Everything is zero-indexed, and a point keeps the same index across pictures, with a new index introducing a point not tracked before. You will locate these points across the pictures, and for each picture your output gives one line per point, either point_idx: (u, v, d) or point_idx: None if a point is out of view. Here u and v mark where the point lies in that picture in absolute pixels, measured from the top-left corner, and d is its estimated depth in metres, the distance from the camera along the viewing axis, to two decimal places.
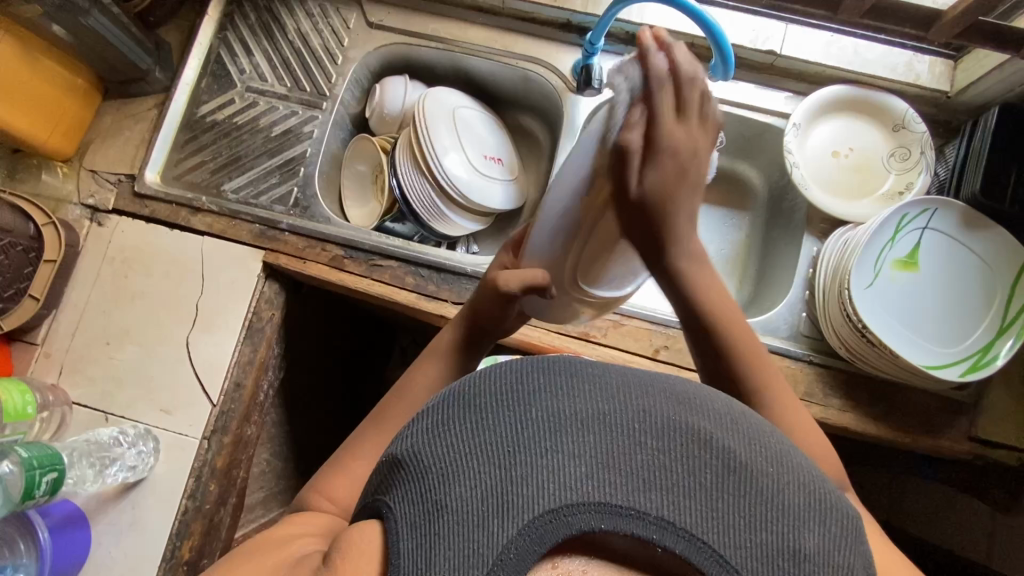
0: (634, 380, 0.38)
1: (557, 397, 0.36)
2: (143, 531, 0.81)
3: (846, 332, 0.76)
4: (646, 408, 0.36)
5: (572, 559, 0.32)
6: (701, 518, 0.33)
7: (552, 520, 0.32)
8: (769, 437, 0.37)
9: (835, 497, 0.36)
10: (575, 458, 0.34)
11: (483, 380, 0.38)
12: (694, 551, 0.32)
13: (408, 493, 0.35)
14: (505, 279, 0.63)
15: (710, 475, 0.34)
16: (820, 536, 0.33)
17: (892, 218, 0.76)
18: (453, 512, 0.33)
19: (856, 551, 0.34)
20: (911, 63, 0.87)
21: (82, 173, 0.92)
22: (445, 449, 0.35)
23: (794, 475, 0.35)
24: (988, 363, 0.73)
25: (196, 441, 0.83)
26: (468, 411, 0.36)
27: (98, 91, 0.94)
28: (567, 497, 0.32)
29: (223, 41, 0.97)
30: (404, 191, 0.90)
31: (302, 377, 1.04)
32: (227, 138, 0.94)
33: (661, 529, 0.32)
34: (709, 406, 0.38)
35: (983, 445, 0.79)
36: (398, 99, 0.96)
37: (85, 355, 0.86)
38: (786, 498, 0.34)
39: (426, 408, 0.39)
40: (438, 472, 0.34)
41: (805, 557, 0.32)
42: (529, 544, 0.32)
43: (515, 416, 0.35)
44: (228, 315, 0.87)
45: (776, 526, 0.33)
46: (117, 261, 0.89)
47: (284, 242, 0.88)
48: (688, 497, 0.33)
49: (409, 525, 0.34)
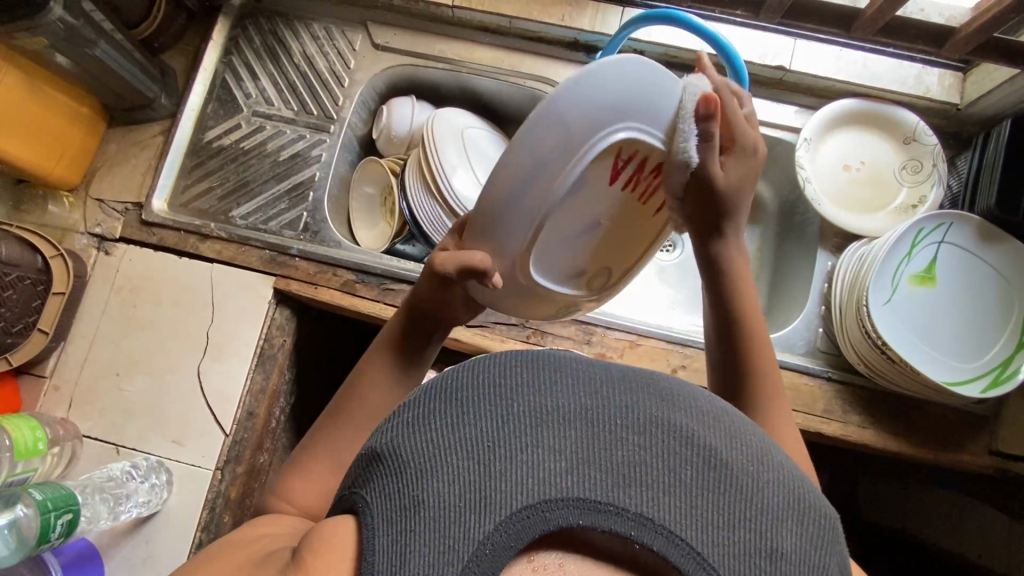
0: (619, 378, 0.38)
1: (540, 392, 0.36)
2: (157, 566, 0.80)
3: (865, 348, 0.76)
4: (629, 404, 0.36)
5: (548, 554, 0.31)
6: (681, 515, 0.32)
7: (529, 515, 0.31)
8: (749, 435, 0.37)
9: (815, 499, 0.36)
10: (556, 453, 0.33)
11: (467, 373, 0.38)
12: (672, 548, 0.31)
13: (385, 487, 0.34)
14: (440, 261, 0.56)
15: (692, 470, 0.33)
16: (796, 536, 0.33)
17: (909, 233, 0.76)
18: (428, 507, 0.32)
19: (833, 552, 0.34)
20: (921, 76, 0.86)
21: (88, 203, 0.91)
22: (424, 443, 0.35)
23: (773, 472, 0.35)
24: (1008, 378, 0.73)
25: (210, 472, 0.82)
26: (450, 404, 0.36)
27: (103, 119, 0.93)
28: (546, 491, 0.32)
29: (228, 65, 0.97)
30: (414, 214, 0.90)
31: (314, 400, 1.03)
32: (234, 163, 0.93)
33: (639, 526, 0.31)
34: (693, 404, 0.37)
35: (1005, 459, 0.79)
36: (406, 120, 0.95)
37: (94, 388, 0.85)
38: (767, 498, 0.33)
39: (408, 401, 0.39)
40: (415, 467, 0.33)
41: (782, 557, 0.32)
42: (505, 541, 0.30)
43: (499, 412, 0.35)
44: (240, 343, 0.85)
45: (757, 525, 0.32)
46: (125, 290, 0.88)
47: (294, 267, 0.87)
48: (667, 493, 0.32)
49: (384, 520, 0.32)
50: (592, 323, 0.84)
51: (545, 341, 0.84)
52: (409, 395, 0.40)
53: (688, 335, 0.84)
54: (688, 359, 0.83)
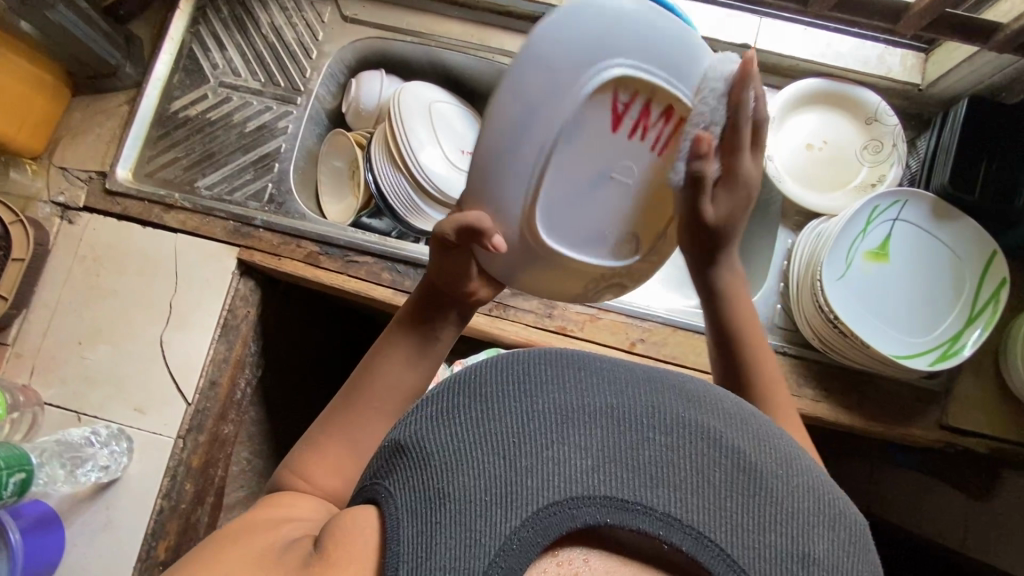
0: (646, 379, 0.39)
1: (566, 391, 0.37)
2: (117, 532, 0.80)
3: (819, 322, 0.77)
4: (652, 404, 0.37)
5: (574, 550, 0.32)
6: (710, 516, 0.33)
7: (555, 511, 0.32)
8: (777, 442, 0.38)
9: (846, 506, 0.37)
10: (582, 450, 0.34)
11: (492, 371, 0.39)
12: (702, 549, 0.32)
13: (409, 479, 0.35)
14: (442, 229, 0.54)
15: (720, 472, 0.34)
16: (830, 543, 0.34)
17: (864, 210, 0.77)
18: (453, 499, 0.33)
19: (865, 560, 0.35)
20: (884, 56, 0.87)
21: (52, 171, 0.91)
22: (448, 438, 0.36)
23: (802, 479, 0.36)
24: (956, 352, 0.75)
25: (171, 440, 0.82)
26: (474, 400, 0.38)
27: (68, 86, 0.92)
28: (572, 488, 0.33)
29: (196, 36, 0.96)
30: (380, 187, 0.90)
31: (281, 374, 1.04)
32: (200, 134, 0.93)
33: (668, 526, 0.32)
34: (720, 407, 0.39)
35: (953, 433, 0.80)
36: (373, 94, 0.95)
37: (56, 355, 0.85)
38: (795, 502, 0.34)
39: (431, 396, 0.40)
40: (441, 460, 0.35)
41: (815, 562, 0.33)
42: (532, 536, 0.31)
43: (524, 408, 0.36)
44: (203, 312, 0.86)
45: (786, 529, 0.33)
46: (89, 260, 0.87)
47: (258, 238, 0.87)
48: (695, 494, 0.33)
49: (408, 511, 0.34)
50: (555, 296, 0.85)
51: (507, 314, 0.84)
52: (431, 390, 0.41)
53: (648, 310, 0.84)
54: (647, 333, 0.84)
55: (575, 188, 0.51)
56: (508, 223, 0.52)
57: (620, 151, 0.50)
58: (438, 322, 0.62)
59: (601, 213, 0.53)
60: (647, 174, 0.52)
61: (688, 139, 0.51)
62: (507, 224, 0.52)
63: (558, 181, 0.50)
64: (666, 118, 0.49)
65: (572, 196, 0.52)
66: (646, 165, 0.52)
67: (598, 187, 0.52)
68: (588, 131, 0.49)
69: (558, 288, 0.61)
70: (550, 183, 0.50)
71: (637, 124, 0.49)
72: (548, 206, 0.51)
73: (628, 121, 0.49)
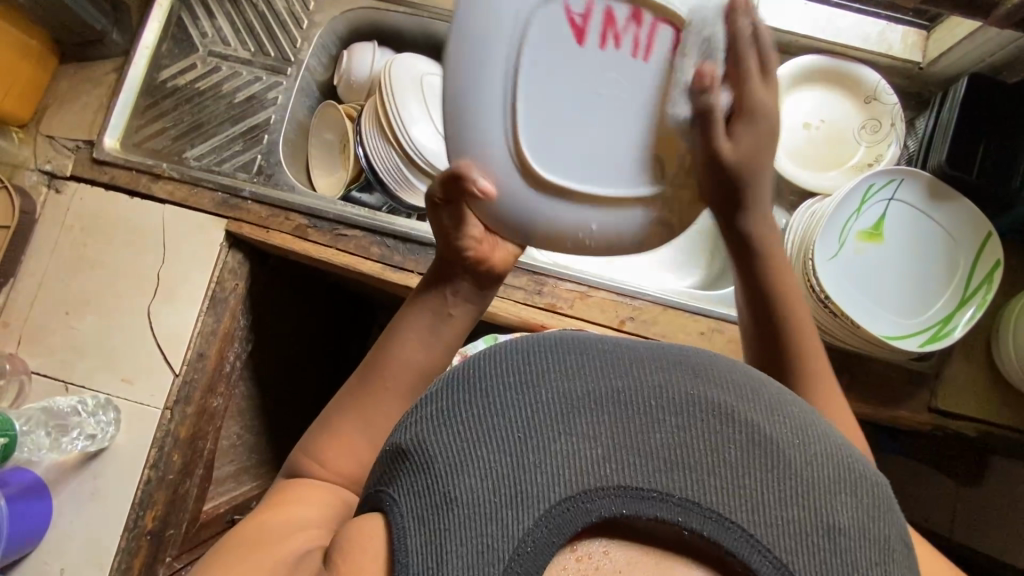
0: (649, 356, 0.38)
1: (568, 376, 0.36)
2: (104, 502, 0.80)
3: (809, 301, 0.76)
4: (659, 386, 0.36)
5: (593, 544, 0.31)
6: (727, 497, 0.32)
7: (568, 508, 0.31)
8: (793, 406, 0.37)
9: (859, 463, 0.36)
10: (592, 440, 0.33)
11: (488, 362, 0.38)
12: (722, 532, 0.31)
13: (414, 485, 0.34)
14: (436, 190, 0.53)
15: (735, 450, 0.33)
16: (852, 510, 0.33)
17: (859, 188, 0.76)
18: (462, 503, 0.32)
19: (891, 523, 0.34)
20: (884, 33, 0.86)
21: (39, 139, 0.90)
22: (450, 436, 0.35)
23: (820, 445, 0.35)
24: (947, 334, 0.74)
25: (158, 411, 0.82)
26: (473, 393, 0.36)
27: (55, 54, 0.91)
28: (585, 482, 0.32)
29: (185, 3, 0.94)
30: (370, 159, 0.89)
31: (271, 349, 1.03)
32: (189, 104, 0.92)
33: (686, 511, 0.31)
34: (728, 377, 0.37)
35: (941, 416, 0.80)
36: (365, 65, 0.93)
37: (43, 324, 0.85)
38: (812, 473, 0.33)
39: (428, 395, 0.39)
40: (445, 462, 0.34)
41: (841, 533, 0.32)
42: (547, 536, 0.31)
43: (525, 400, 0.35)
44: (190, 284, 0.85)
45: (809, 501, 0.32)
46: (76, 230, 0.87)
47: (246, 210, 0.86)
48: (710, 476, 0.32)
49: (418, 518, 0.33)
50: (544, 273, 0.84)
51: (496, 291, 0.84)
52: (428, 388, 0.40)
53: (639, 288, 0.84)
54: (637, 311, 0.83)
55: (558, 106, 0.48)
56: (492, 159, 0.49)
57: (606, 67, 0.47)
58: (449, 295, 0.60)
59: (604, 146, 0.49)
60: (638, 90, 0.47)
61: (667, 40, 0.46)
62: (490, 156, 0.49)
63: (539, 95, 0.47)
64: (637, 21, 0.46)
65: (561, 116, 0.48)
66: (633, 78, 0.47)
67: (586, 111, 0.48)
68: (559, 38, 0.46)
69: (585, 250, 0.53)
70: (529, 95, 0.47)
71: (607, 31, 0.46)
72: (535, 127, 0.48)
73: (595, 31, 0.46)
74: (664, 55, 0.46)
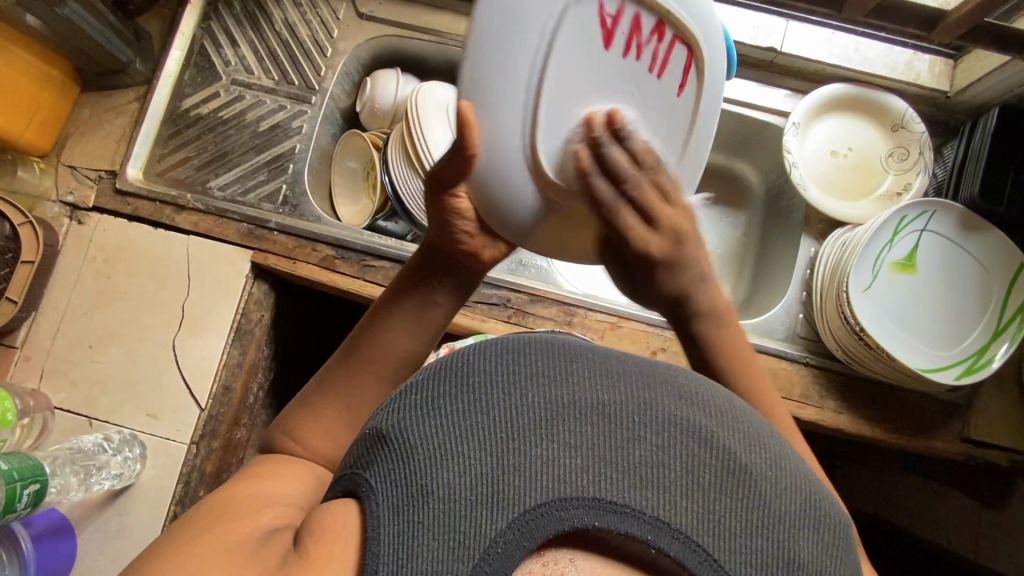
0: (636, 374, 0.39)
1: (554, 384, 0.37)
2: (129, 540, 0.79)
3: (843, 333, 0.76)
4: (644, 401, 0.37)
5: (560, 550, 0.32)
6: (698, 520, 0.33)
7: (541, 514, 0.32)
8: (770, 441, 0.39)
9: (832, 508, 0.37)
10: (572, 449, 0.34)
11: (480, 360, 0.39)
12: (689, 554, 0.32)
13: (391, 473, 0.34)
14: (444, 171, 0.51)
15: (709, 474, 0.35)
16: (815, 546, 0.34)
17: (892, 220, 0.76)
18: (438, 497, 0.32)
19: (849, 563, 0.35)
20: (911, 62, 0.86)
21: (60, 170, 0.88)
22: (433, 429, 0.35)
23: (792, 481, 0.36)
24: (982, 366, 0.74)
25: (184, 446, 0.81)
26: (461, 389, 0.37)
27: (76, 83, 0.90)
28: (561, 489, 0.33)
29: (207, 31, 0.94)
30: (396, 189, 0.88)
31: (293, 376, 1.02)
32: (212, 133, 0.91)
33: (656, 529, 0.32)
34: (709, 404, 0.39)
35: (974, 445, 0.80)
36: (390, 93, 0.93)
37: (67, 358, 0.83)
38: (783, 506, 0.34)
39: (415, 384, 0.40)
40: (424, 454, 0.34)
41: (801, 567, 0.33)
42: (517, 540, 0.31)
43: (512, 402, 0.36)
44: (216, 316, 0.84)
45: (775, 534, 0.33)
46: (99, 261, 0.85)
47: (272, 241, 0.85)
48: (685, 498, 0.33)
49: (391, 507, 0.33)
50: (574, 304, 0.84)
51: (526, 321, 0.83)
52: (415, 378, 0.41)
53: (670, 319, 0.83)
54: (668, 342, 0.83)
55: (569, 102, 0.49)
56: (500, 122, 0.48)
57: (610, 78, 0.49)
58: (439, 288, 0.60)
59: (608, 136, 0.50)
60: (643, 97, 0.50)
61: (680, 60, 0.50)
62: (500, 121, 0.48)
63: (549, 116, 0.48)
64: (658, 35, 0.49)
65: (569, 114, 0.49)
66: (643, 87, 0.50)
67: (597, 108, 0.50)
68: (587, 41, 0.48)
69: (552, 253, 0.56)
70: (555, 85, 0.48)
71: (632, 41, 0.48)
72: (552, 119, 0.48)
73: (622, 36, 0.48)
74: (675, 71, 0.50)
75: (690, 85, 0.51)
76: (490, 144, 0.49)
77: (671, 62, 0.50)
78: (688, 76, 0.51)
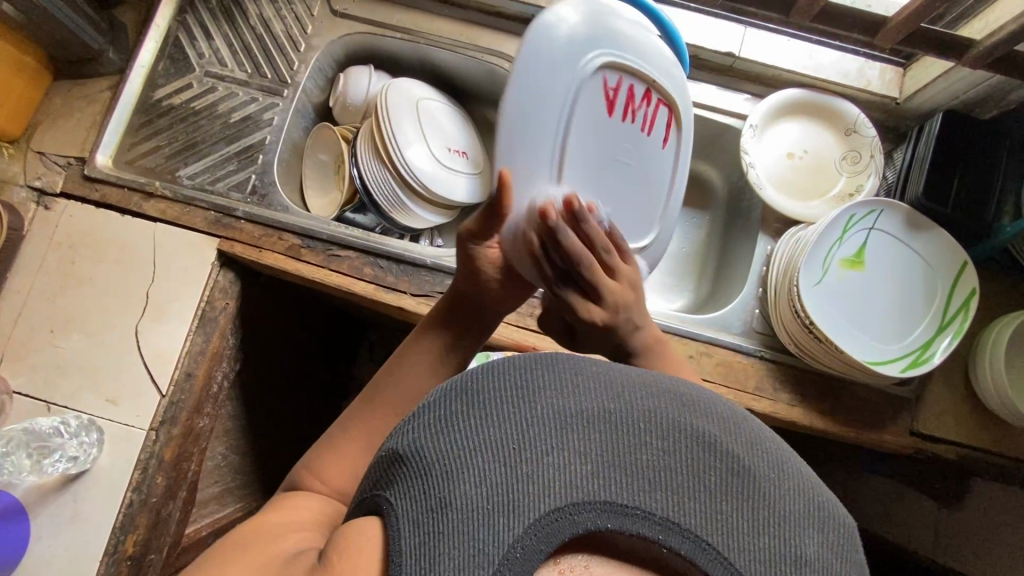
0: (639, 382, 0.40)
1: (563, 394, 0.38)
2: (83, 527, 0.78)
3: (794, 327, 0.78)
4: (650, 408, 0.38)
5: (575, 556, 0.34)
6: (705, 520, 0.35)
7: (558, 519, 0.33)
8: (771, 442, 0.40)
9: (832, 504, 0.39)
10: (582, 456, 0.35)
11: (489, 374, 0.39)
12: (699, 552, 0.34)
13: (409, 489, 0.35)
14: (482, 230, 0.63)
15: (714, 476, 0.36)
16: (819, 543, 0.36)
17: (841, 218, 0.78)
18: (458, 509, 0.33)
19: (851, 560, 0.37)
20: (863, 69, 0.90)
21: (29, 155, 0.89)
22: (447, 444, 0.36)
23: (794, 480, 0.38)
24: (926, 359, 0.76)
25: (143, 432, 0.81)
26: (471, 404, 0.38)
27: (48, 71, 0.91)
28: (575, 496, 0.34)
29: (182, 24, 0.95)
30: (364, 181, 0.89)
31: (259, 367, 1.03)
32: (184, 123, 0.92)
33: (667, 530, 0.34)
34: (710, 408, 0.40)
35: (924, 439, 0.82)
36: (361, 89, 0.95)
37: (28, 342, 0.83)
38: (787, 505, 0.36)
39: (426, 403, 0.40)
40: (439, 469, 0.35)
41: (807, 562, 0.35)
42: (536, 545, 0.33)
43: (522, 413, 0.37)
44: (181, 303, 0.84)
45: (777, 531, 0.35)
46: (64, 246, 0.86)
47: (239, 230, 0.86)
48: (691, 500, 0.35)
49: (410, 521, 0.34)
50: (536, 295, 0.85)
51: None
52: (426, 396, 0.41)
53: None
54: None
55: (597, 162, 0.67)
56: (538, 171, 0.62)
57: (619, 136, 0.68)
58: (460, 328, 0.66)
59: (617, 187, 0.70)
60: (642, 152, 0.71)
61: (664, 120, 0.72)
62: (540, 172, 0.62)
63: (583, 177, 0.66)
64: (647, 101, 0.69)
65: (591, 166, 0.66)
66: (638, 143, 0.70)
67: (608, 166, 0.69)
68: (600, 106, 0.65)
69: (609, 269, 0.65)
70: (578, 139, 0.64)
71: (626, 106, 0.67)
72: (582, 178, 0.66)
73: (621, 104, 0.67)
74: (660, 130, 0.72)
75: (670, 140, 0.74)
76: (531, 190, 0.62)
77: (653, 122, 0.71)
78: (669, 131, 0.73)
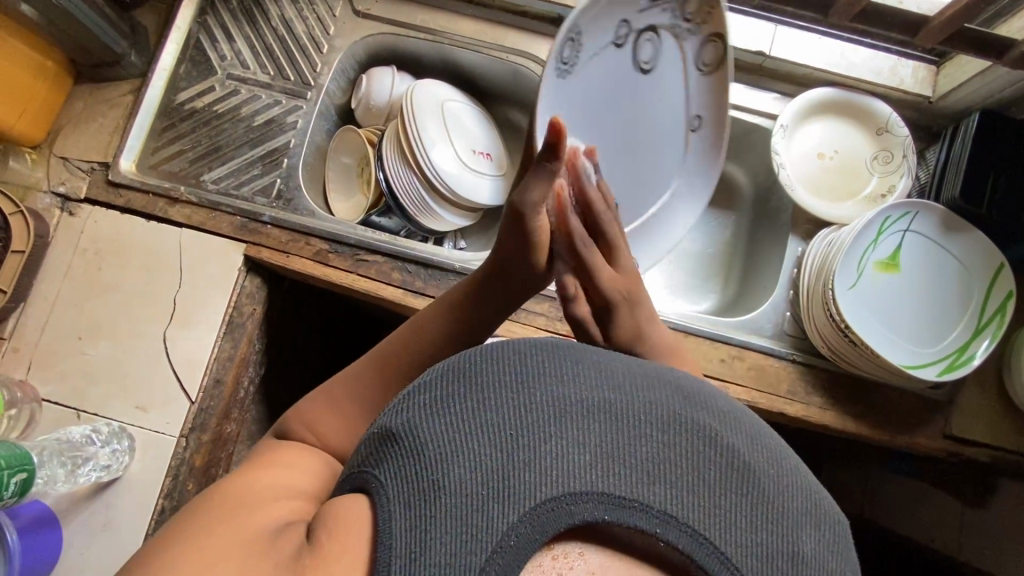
0: (641, 375, 0.41)
1: (563, 383, 0.39)
2: (116, 533, 0.78)
3: (829, 332, 0.77)
4: (649, 399, 0.39)
5: (569, 545, 0.34)
6: (704, 515, 0.35)
7: (553, 507, 0.34)
8: (771, 439, 0.41)
9: (830, 505, 0.39)
10: (581, 446, 0.36)
11: (486, 358, 0.40)
12: (697, 547, 0.34)
13: (402, 468, 0.35)
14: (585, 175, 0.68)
15: (715, 471, 0.37)
16: (816, 541, 0.36)
17: (877, 220, 0.77)
18: (452, 492, 0.34)
19: (846, 558, 0.37)
20: (896, 67, 0.88)
21: (52, 161, 0.88)
22: (444, 428, 0.36)
23: (793, 478, 0.39)
24: (963, 363, 0.76)
25: (174, 440, 0.81)
26: (471, 389, 0.38)
27: (69, 74, 0.90)
28: (571, 485, 0.34)
29: (204, 26, 0.94)
30: (391, 185, 0.88)
31: (283, 371, 1.02)
32: (207, 127, 0.91)
33: (664, 523, 0.35)
34: (710, 403, 0.41)
35: (957, 442, 0.81)
36: (386, 90, 0.94)
37: (56, 350, 0.83)
38: (785, 503, 0.37)
39: (422, 382, 0.41)
40: (435, 451, 0.35)
41: (803, 560, 0.35)
42: (530, 533, 0.33)
43: (521, 401, 0.37)
44: (207, 308, 0.84)
45: (777, 528, 0.36)
46: (90, 252, 0.85)
47: (265, 235, 0.85)
48: (689, 494, 0.36)
49: (402, 503, 0.34)
50: None
51: (518, 317, 0.84)
52: (421, 376, 0.41)
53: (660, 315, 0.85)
54: None
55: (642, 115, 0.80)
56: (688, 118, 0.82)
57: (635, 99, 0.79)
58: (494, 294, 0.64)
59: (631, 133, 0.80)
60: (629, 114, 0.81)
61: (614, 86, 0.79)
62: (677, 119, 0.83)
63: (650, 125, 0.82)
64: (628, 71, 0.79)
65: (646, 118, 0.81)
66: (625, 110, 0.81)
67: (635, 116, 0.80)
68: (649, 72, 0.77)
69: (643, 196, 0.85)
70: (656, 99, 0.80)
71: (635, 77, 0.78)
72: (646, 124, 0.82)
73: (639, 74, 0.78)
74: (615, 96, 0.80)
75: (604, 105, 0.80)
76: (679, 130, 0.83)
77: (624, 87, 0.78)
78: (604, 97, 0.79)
